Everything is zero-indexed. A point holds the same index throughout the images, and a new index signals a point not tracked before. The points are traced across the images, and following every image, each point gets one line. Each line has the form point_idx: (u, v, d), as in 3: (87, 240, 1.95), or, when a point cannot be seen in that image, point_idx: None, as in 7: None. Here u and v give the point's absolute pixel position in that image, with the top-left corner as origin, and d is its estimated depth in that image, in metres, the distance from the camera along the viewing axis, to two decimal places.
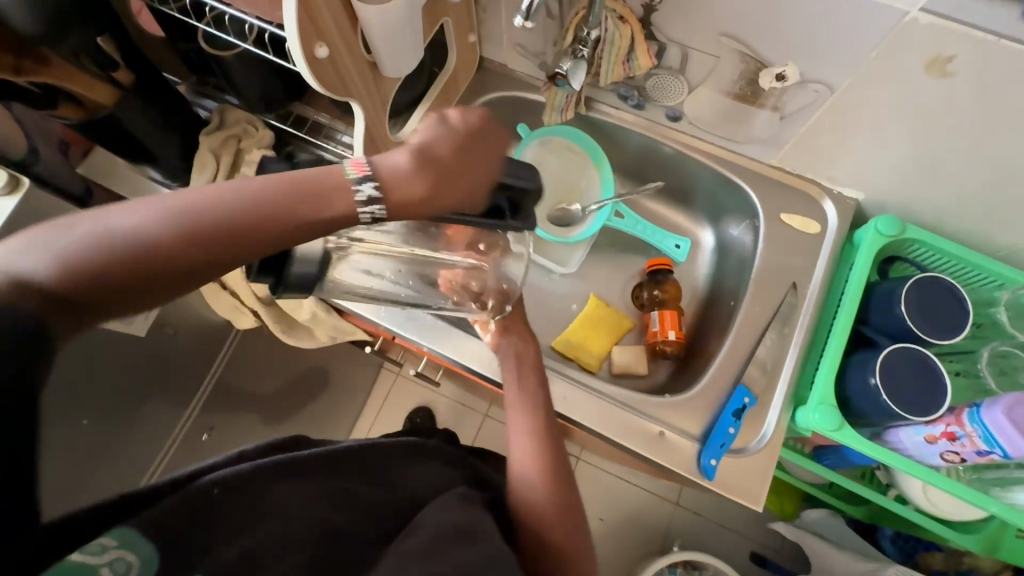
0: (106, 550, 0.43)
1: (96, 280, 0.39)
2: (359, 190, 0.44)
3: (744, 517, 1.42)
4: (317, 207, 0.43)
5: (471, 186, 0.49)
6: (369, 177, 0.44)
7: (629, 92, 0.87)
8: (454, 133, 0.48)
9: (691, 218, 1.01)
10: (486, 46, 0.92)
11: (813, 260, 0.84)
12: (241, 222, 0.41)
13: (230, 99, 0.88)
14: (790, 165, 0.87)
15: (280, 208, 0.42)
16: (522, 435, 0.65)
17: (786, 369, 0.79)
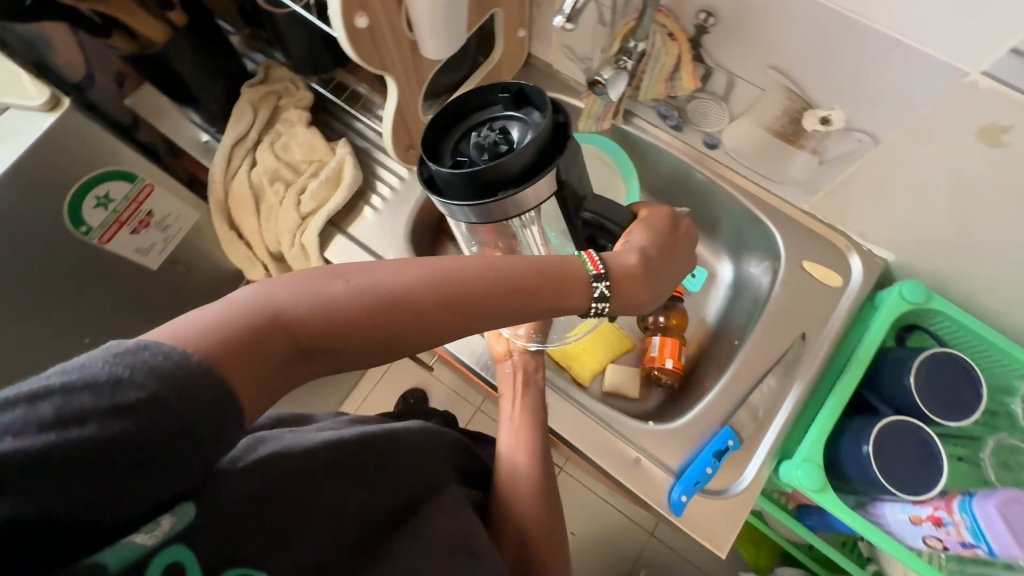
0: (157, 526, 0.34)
1: (349, 332, 0.41)
2: (596, 286, 0.51)
3: (717, 562, 1.38)
4: (549, 296, 0.49)
5: (658, 288, 0.57)
6: (606, 276, 0.52)
7: (669, 112, 0.85)
8: (657, 237, 0.57)
9: (712, 250, 0.99)
10: (535, 43, 0.91)
11: (828, 314, 0.81)
12: (481, 297, 0.45)
13: (278, 57, 0.90)
14: (823, 212, 0.83)
15: (518, 292, 0.47)
16: (516, 439, 0.66)
17: (779, 419, 0.76)
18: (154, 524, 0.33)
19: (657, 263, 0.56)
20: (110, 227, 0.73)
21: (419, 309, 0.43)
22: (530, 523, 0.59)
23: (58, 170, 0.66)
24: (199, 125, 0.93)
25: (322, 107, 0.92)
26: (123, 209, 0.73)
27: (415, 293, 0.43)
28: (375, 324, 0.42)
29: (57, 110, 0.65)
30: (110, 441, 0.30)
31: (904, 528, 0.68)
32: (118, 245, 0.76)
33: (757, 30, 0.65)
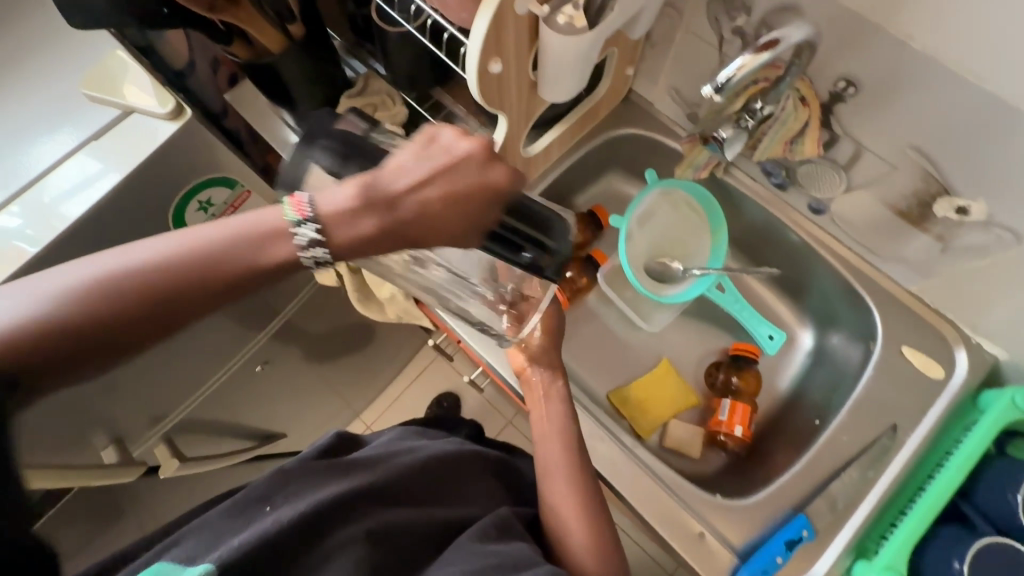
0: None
1: (52, 344, 0.40)
2: (298, 233, 0.43)
3: None
4: (246, 256, 0.43)
5: (435, 233, 0.44)
6: (311, 219, 0.42)
7: (775, 169, 0.80)
8: (428, 162, 0.43)
9: (795, 314, 0.93)
10: (639, 80, 0.88)
11: (924, 408, 0.75)
12: (197, 284, 0.42)
13: (378, 68, 0.88)
14: (931, 297, 0.78)
15: (224, 264, 0.42)
16: (558, 453, 0.67)
17: (861, 514, 0.71)
18: None
19: (460, 204, 0.43)
20: None
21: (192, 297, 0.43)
22: (581, 537, 0.63)
23: (173, 174, 0.66)
24: (290, 127, 0.93)
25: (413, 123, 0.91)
26: (221, 214, 0.71)
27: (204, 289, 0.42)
28: (118, 320, 0.41)
29: (179, 119, 0.64)
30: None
31: None
32: None
33: (904, 108, 0.60)
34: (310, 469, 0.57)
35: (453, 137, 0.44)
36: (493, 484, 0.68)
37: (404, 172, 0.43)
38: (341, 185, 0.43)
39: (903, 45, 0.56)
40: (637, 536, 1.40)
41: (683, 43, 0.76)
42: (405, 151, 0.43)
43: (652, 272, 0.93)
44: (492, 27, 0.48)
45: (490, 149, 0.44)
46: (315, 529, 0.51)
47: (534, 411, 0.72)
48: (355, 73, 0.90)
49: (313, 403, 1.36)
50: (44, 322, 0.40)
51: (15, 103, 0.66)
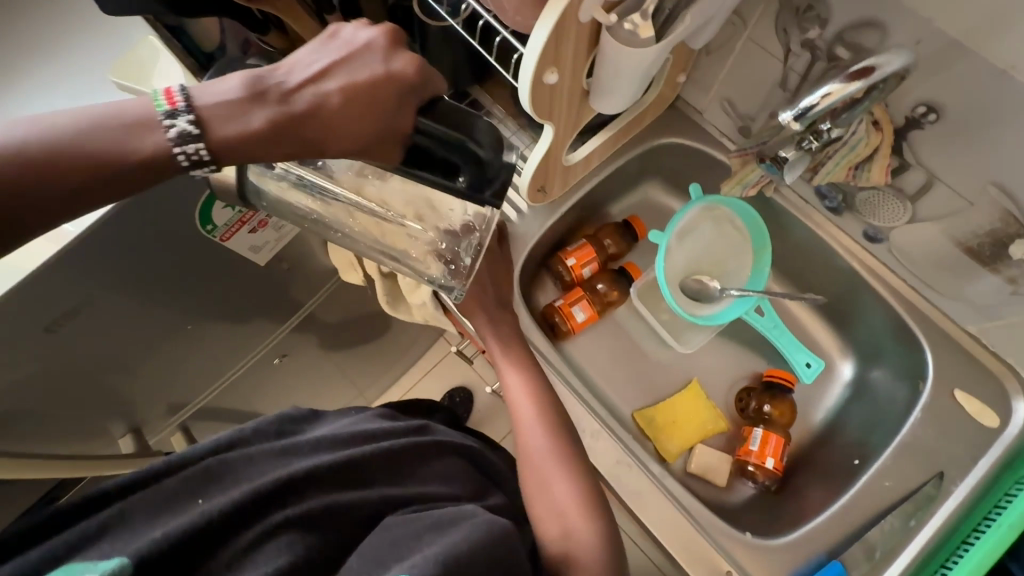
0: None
1: None
2: (171, 123, 0.42)
3: None
4: (111, 147, 0.41)
5: (354, 137, 0.46)
6: (184, 109, 0.42)
7: (831, 191, 0.76)
8: (349, 81, 0.45)
9: (837, 343, 0.89)
10: (689, 87, 0.83)
11: (974, 457, 0.71)
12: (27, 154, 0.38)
13: None
14: (991, 339, 0.73)
15: (63, 138, 0.39)
16: (548, 438, 0.66)
17: (900, 564, 0.67)
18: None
19: (353, 102, 0.45)
20: (233, 226, 0.71)
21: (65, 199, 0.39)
22: (577, 519, 0.60)
23: None
24: None
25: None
26: (248, 210, 0.71)
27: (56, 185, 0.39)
28: None
29: None
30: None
31: None
32: (237, 242, 0.74)
33: (992, 141, 0.55)
34: (234, 461, 0.54)
35: (370, 38, 0.47)
36: (459, 470, 0.63)
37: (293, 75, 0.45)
38: (288, 79, 0.45)
39: (1003, 74, 0.50)
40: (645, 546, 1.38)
41: (744, 52, 0.70)
42: (324, 61, 0.45)
43: (687, 290, 0.89)
44: (553, 36, 0.44)
45: (392, 47, 0.47)
46: (239, 519, 0.48)
47: (506, 387, 0.71)
48: None
49: (327, 394, 1.35)
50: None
51: (43, 87, 0.63)
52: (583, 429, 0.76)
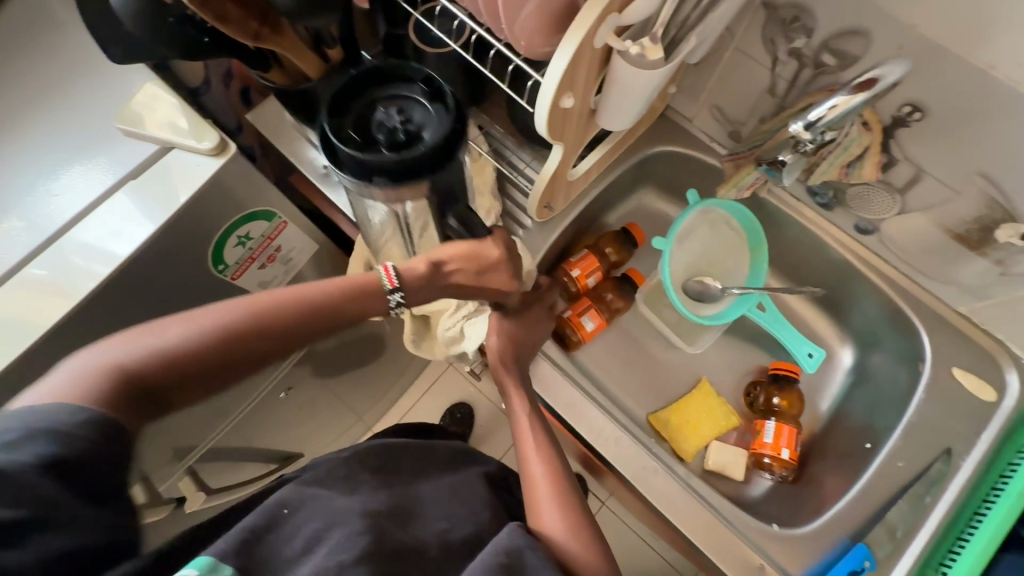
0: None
1: (188, 368, 0.48)
2: (391, 299, 0.59)
3: None
4: (364, 308, 0.57)
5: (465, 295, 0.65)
6: (400, 289, 0.59)
7: (822, 190, 0.79)
8: (467, 251, 0.63)
9: (835, 331, 0.92)
10: (678, 97, 0.85)
11: (978, 431, 0.75)
12: (314, 318, 0.54)
13: None
14: (981, 318, 0.77)
15: (341, 307, 0.55)
16: (522, 438, 0.68)
17: (919, 541, 0.70)
18: None
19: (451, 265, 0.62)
20: (245, 263, 0.69)
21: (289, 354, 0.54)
22: (549, 515, 0.59)
23: (207, 215, 0.61)
24: (316, 147, 0.85)
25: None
26: (258, 247, 0.70)
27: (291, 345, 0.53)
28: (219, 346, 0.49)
29: (222, 154, 0.60)
30: (35, 475, 0.39)
31: None
32: (246, 281, 0.71)
33: (974, 136, 0.59)
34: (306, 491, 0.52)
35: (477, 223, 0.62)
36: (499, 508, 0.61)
37: (450, 262, 0.62)
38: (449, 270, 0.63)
39: (983, 74, 0.54)
40: (653, 541, 1.43)
41: (734, 63, 0.73)
42: (467, 261, 0.63)
43: (689, 292, 0.92)
44: (570, 65, 0.46)
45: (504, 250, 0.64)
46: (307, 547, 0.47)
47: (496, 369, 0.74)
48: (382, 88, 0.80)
49: (328, 424, 1.32)
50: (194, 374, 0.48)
51: (37, 142, 0.60)
52: (606, 439, 0.76)
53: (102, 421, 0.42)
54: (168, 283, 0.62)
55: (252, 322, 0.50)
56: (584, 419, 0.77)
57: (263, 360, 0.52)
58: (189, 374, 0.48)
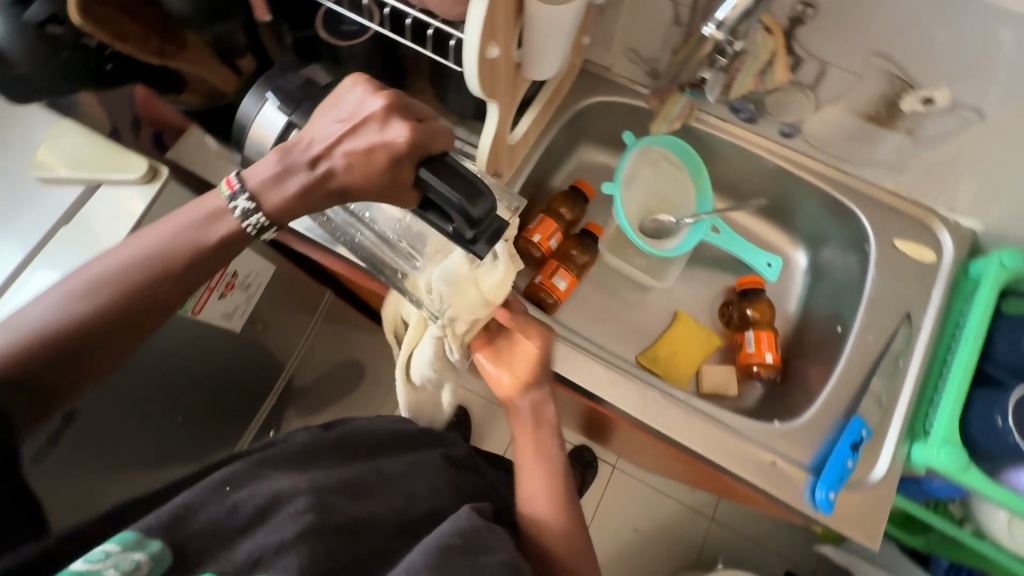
0: (107, 555, 0.41)
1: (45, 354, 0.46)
2: (235, 205, 0.49)
3: (789, 545, 1.45)
4: (201, 236, 0.50)
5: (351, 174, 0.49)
6: (242, 189, 0.49)
7: (743, 105, 0.83)
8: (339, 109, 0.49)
9: (785, 237, 0.98)
10: (593, 49, 0.88)
11: (928, 291, 0.81)
12: (150, 265, 0.49)
13: None
14: (908, 191, 0.84)
15: (176, 244, 0.49)
16: (525, 457, 0.65)
17: (901, 402, 0.76)
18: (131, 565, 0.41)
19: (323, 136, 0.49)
20: None
21: (146, 312, 0.49)
22: (538, 501, 0.62)
23: None
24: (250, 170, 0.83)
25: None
26: None
27: (131, 289, 0.48)
28: (68, 328, 0.47)
29: (154, 180, 0.63)
30: None
31: None
32: (209, 313, 0.73)
33: (862, 19, 0.64)
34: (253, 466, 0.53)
35: (359, 92, 0.51)
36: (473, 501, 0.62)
37: (332, 154, 0.48)
38: (332, 164, 0.48)
39: None
40: (669, 489, 1.48)
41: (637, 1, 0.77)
42: (347, 143, 0.48)
43: (648, 231, 0.95)
44: (488, 12, 0.47)
45: (390, 113, 0.49)
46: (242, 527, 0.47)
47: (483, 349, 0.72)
48: None
49: None
50: (39, 333, 0.46)
51: None
52: (603, 384, 0.78)
53: None
54: None
55: (85, 298, 0.47)
56: (579, 371, 0.78)
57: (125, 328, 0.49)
58: (36, 343, 0.46)
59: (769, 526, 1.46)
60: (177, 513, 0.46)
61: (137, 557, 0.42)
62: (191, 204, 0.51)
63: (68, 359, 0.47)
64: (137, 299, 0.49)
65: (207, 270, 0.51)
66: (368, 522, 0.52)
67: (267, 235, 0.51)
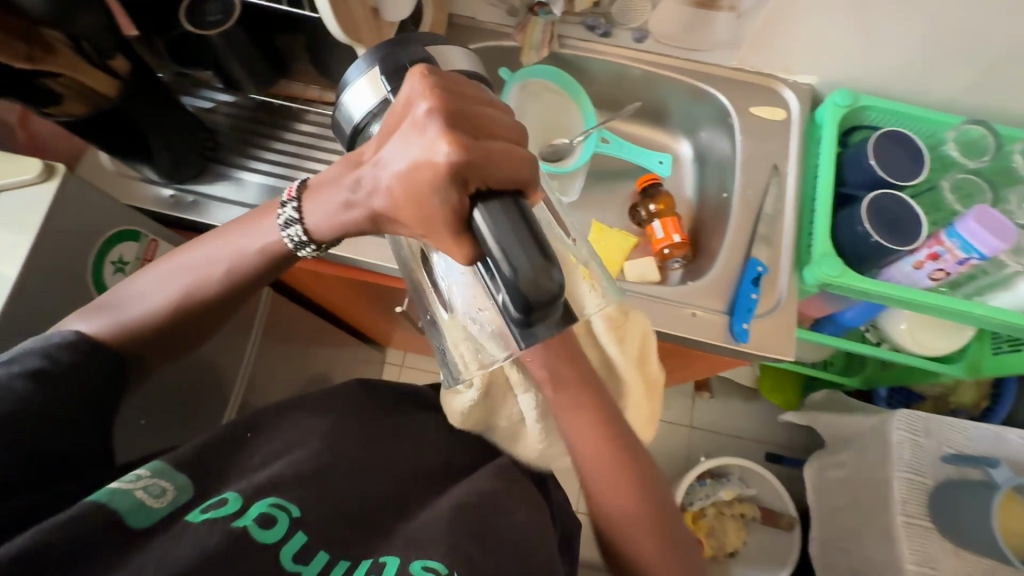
0: (139, 478, 0.51)
1: (133, 334, 0.58)
2: (281, 212, 0.55)
3: (743, 424, 1.78)
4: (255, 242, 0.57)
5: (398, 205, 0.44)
6: (293, 200, 0.55)
7: (596, 21, 0.96)
8: (398, 124, 0.43)
9: (668, 135, 1.09)
10: (453, 1, 0.95)
11: (788, 143, 0.94)
12: (215, 278, 0.58)
13: (224, 94, 0.92)
14: (751, 64, 0.96)
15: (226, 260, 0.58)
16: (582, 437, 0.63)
17: (785, 239, 0.88)
18: (162, 493, 0.50)
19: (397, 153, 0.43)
20: None
21: (211, 304, 0.60)
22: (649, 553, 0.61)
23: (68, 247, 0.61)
24: (155, 182, 0.87)
25: (288, 118, 0.93)
26: (138, 269, 0.69)
27: (198, 287, 0.58)
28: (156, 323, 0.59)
29: (52, 177, 0.60)
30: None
31: (914, 278, 0.83)
32: None
33: None
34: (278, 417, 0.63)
35: (417, 90, 0.42)
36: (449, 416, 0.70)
37: (383, 168, 0.44)
38: (383, 183, 0.44)
39: None
40: None
41: None
42: (397, 158, 0.42)
43: (548, 156, 1.02)
44: None
45: (443, 130, 0.41)
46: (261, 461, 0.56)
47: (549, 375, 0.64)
48: (209, 102, 0.91)
49: None
50: (134, 321, 0.58)
51: None
52: None
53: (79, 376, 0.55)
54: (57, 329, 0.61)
55: (167, 307, 0.58)
56: None
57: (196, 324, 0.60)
58: (128, 329, 0.58)
59: (718, 407, 1.80)
60: (199, 456, 0.56)
61: (162, 483, 0.51)
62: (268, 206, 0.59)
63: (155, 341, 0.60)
64: (205, 304, 0.59)
65: (256, 275, 0.59)
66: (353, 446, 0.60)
67: (302, 249, 0.56)
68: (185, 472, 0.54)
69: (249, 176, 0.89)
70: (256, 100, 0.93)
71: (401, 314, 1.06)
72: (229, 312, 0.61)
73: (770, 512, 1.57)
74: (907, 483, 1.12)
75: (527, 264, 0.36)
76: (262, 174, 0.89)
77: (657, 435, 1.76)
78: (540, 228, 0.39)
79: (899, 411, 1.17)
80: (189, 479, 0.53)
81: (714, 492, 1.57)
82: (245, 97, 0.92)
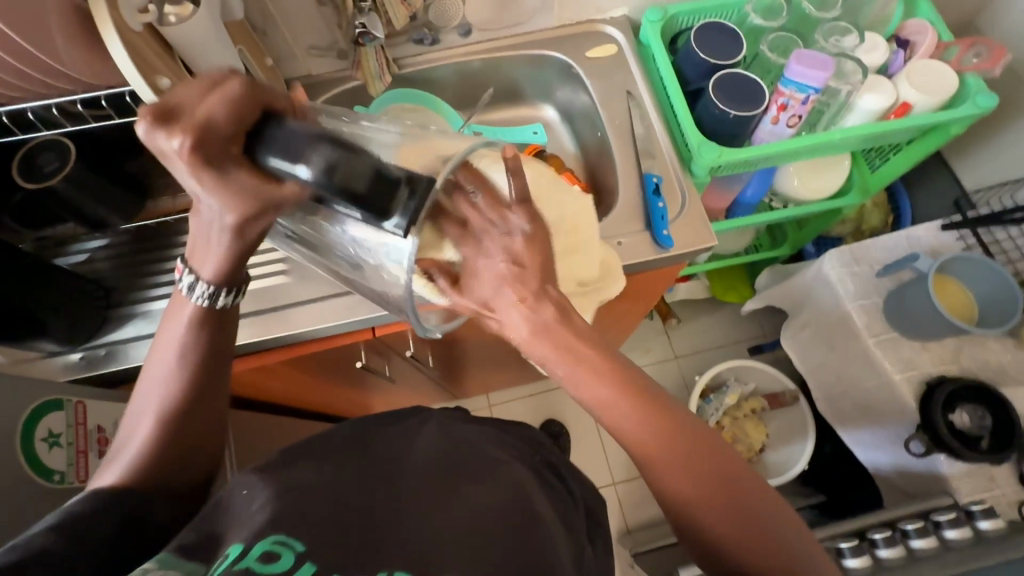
0: (147, 573, 0.43)
1: (157, 465, 0.57)
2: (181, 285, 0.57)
3: (716, 332, 1.87)
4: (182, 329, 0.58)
5: (246, 212, 0.47)
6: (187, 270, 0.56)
7: (421, 33, 0.99)
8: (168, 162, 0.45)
9: (530, 107, 1.15)
10: (283, 67, 0.97)
11: (629, 70, 1.02)
12: (166, 379, 0.58)
13: (95, 240, 0.88)
14: (569, 18, 1.04)
15: (171, 354, 0.58)
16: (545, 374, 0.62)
17: (665, 147, 0.96)
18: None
19: (195, 184, 0.46)
20: (77, 459, 0.64)
21: (193, 392, 0.59)
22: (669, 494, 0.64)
23: None
24: (58, 351, 0.82)
25: (170, 234, 0.90)
26: (74, 436, 0.65)
27: (172, 388, 0.58)
28: (160, 445, 0.57)
29: None
30: None
31: (777, 133, 0.93)
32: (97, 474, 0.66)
33: None
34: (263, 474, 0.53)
35: (154, 134, 0.44)
36: (454, 425, 0.69)
37: (212, 206, 0.48)
38: (220, 211, 0.47)
39: None
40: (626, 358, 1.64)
41: (280, 5, 0.87)
42: (202, 187, 0.46)
43: None
44: (130, 50, 0.54)
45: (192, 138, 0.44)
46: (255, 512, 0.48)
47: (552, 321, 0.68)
48: (79, 255, 0.87)
49: None
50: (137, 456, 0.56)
51: None
52: None
53: (104, 534, 0.50)
54: (10, 530, 0.56)
55: (158, 418, 0.57)
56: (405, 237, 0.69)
57: (200, 408, 0.59)
58: (156, 452, 0.57)
59: (691, 329, 1.88)
60: (207, 535, 0.48)
61: (171, 572, 0.43)
62: (172, 306, 0.59)
63: (180, 450, 0.59)
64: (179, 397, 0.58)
65: (211, 344, 0.59)
66: (386, 469, 0.56)
67: (220, 301, 0.58)
68: (193, 557, 0.46)
69: (155, 304, 0.85)
70: (129, 231, 0.89)
71: (364, 370, 1.05)
72: (211, 394, 0.60)
73: (773, 396, 1.65)
74: (862, 309, 1.23)
75: (343, 161, 0.39)
76: (167, 296, 0.86)
77: (650, 379, 1.82)
78: (305, 128, 0.41)
79: (830, 253, 1.28)
80: (204, 565, 0.45)
81: (721, 403, 1.63)
82: (118, 232, 0.89)
